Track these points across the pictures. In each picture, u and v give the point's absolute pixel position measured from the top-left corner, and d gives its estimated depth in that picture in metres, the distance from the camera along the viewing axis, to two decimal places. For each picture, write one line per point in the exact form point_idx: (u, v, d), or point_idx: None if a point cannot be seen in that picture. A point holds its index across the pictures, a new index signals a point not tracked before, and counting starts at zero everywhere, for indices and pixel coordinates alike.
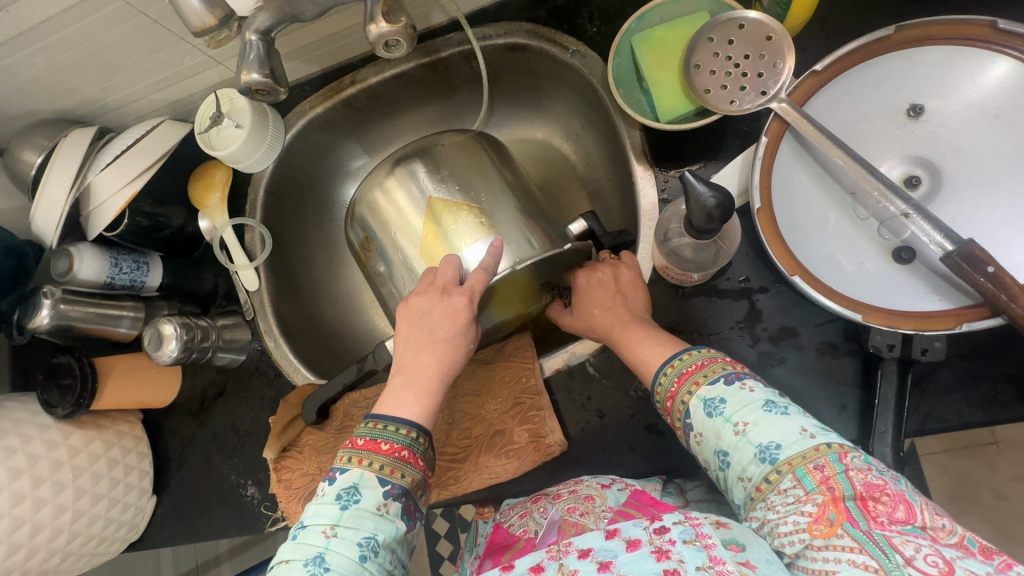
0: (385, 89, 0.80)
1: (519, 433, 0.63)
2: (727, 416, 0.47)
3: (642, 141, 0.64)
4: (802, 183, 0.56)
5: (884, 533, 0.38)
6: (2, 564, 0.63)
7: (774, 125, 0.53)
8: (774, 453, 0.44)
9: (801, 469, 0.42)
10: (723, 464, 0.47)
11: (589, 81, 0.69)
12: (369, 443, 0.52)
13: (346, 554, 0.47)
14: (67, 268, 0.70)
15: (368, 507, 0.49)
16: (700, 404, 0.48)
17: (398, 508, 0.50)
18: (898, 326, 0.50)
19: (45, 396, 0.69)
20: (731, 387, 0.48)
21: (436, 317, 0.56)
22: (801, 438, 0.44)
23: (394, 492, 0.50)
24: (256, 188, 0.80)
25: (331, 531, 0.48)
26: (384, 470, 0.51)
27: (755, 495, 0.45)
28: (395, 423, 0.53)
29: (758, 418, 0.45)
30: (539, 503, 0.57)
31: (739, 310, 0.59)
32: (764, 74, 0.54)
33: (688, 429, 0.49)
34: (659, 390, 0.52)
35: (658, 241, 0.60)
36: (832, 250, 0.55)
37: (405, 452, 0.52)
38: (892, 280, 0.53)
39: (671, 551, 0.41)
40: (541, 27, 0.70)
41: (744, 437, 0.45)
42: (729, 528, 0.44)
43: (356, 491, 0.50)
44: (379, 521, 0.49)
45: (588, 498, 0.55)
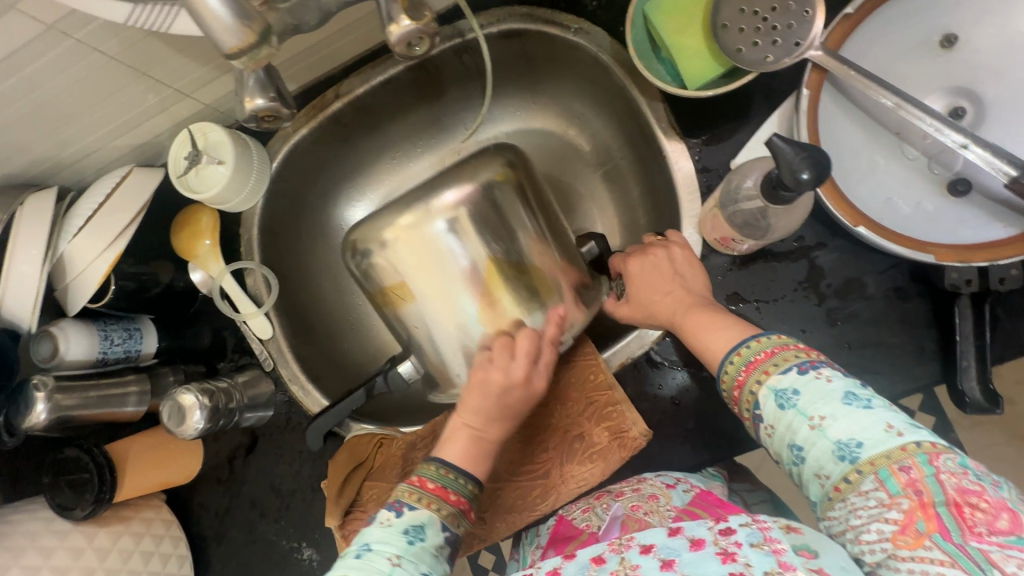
0: (373, 99, 0.73)
1: (599, 433, 0.60)
2: (802, 409, 0.41)
3: (667, 112, 0.61)
4: (846, 130, 0.54)
5: (981, 547, 0.34)
6: None
7: (813, 75, 0.52)
8: (854, 451, 0.38)
9: (885, 470, 0.37)
10: (797, 459, 0.41)
11: (596, 58, 0.66)
12: (437, 488, 0.48)
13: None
14: (53, 352, 0.62)
15: (427, 550, 0.45)
16: (770, 396, 0.42)
17: (445, 557, 0.46)
18: (972, 259, 0.49)
19: (59, 498, 0.62)
20: (805, 377, 0.41)
21: (515, 398, 0.54)
22: (886, 436, 0.38)
23: (448, 539, 0.47)
24: (249, 227, 0.73)
25: (395, 561, 0.43)
26: (445, 513, 0.47)
27: (832, 494, 0.40)
28: (464, 474, 0.50)
29: (836, 411, 0.39)
30: (601, 499, 0.56)
31: (799, 270, 0.57)
32: (794, 24, 0.51)
33: (757, 421, 0.44)
34: (724, 378, 0.46)
35: (719, 208, 0.55)
36: (886, 193, 0.54)
37: (464, 505, 0.49)
38: (949, 214, 0.53)
39: (737, 554, 0.39)
40: (536, 8, 0.66)
41: (821, 432, 0.40)
42: (800, 533, 0.41)
43: (423, 529, 0.46)
44: (435, 562, 0.45)
45: (652, 497, 0.53)
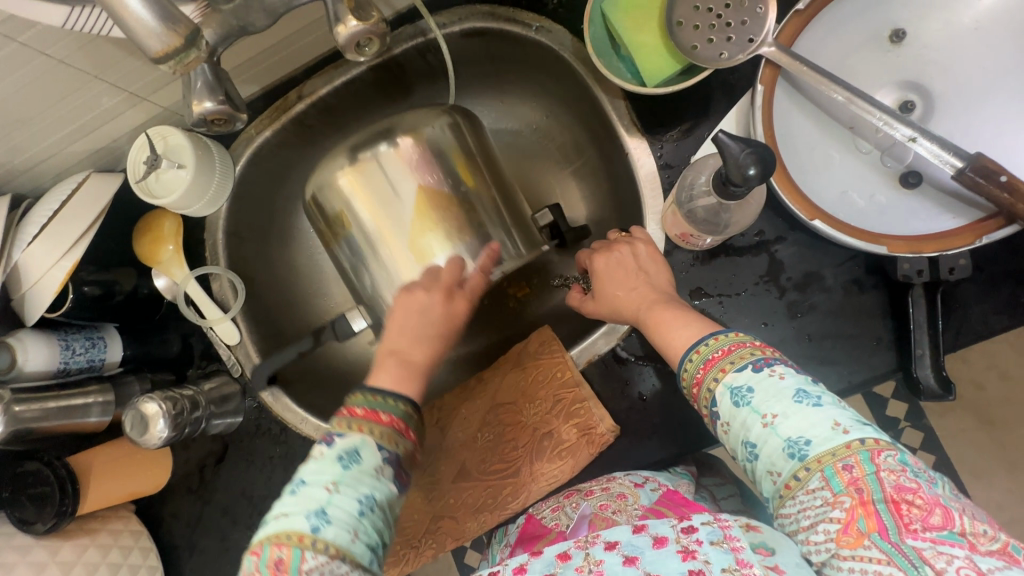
0: (337, 100, 0.72)
1: (567, 430, 0.60)
2: (755, 406, 0.41)
3: (629, 109, 0.62)
4: (801, 125, 0.55)
5: (915, 544, 0.35)
6: None
7: (766, 72, 0.53)
8: (804, 448, 0.39)
9: (831, 468, 0.38)
10: (751, 455, 0.42)
11: (559, 56, 0.66)
12: (368, 413, 0.47)
13: (343, 516, 0.42)
14: (10, 364, 0.60)
15: (363, 468, 0.44)
16: (726, 393, 0.43)
17: (389, 475, 0.45)
18: (922, 250, 0.51)
19: (20, 513, 0.61)
20: (759, 374, 0.42)
21: (437, 314, 0.55)
22: (833, 434, 0.38)
23: (390, 457, 0.45)
24: (213, 231, 0.72)
25: (333, 488, 0.43)
26: (378, 433, 0.46)
27: (783, 491, 0.40)
28: (391, 395, 0.49)
29: (788, 409, 0.40)
30: (570, 498, 0.57)
31: (760, 264, 0.58)
32: (747, 21, 0.52)
33: (715, 417, 0.44)
34: (684, 375, 0.47)
35: (679, 203, 0.56)
36: (842, 187, 0.55)
37: (402, 425, 0.48)
38: (902, 206, 0.54)
39: (697, 551, 0.40)
40: (498, 6, 0.65)
41: (772, 429, 0.40)
42: (759, 532, 0.44)
43: (357, 451, 0.45)
44: (377, 483, 0.44)
45: (621, 496, 0.53)
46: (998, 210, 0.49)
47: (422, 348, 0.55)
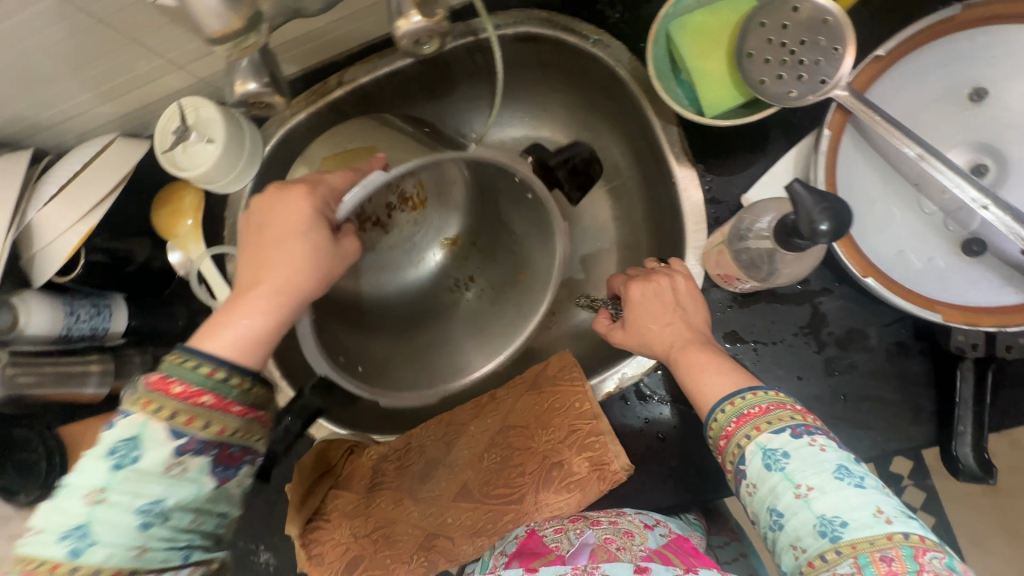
0: (377, 89, 0.70)
1: (579, 463, 0.57)
2: (789, 474, 0.39)
3: (681, 137, 0.59)
4: (864, 175, 0.52)
5: None
6: None
7: (835, 116, 0.50)
8: (837, 529, 0.36)
9: (866, 556, 0.34)
10: (775, 524, 0.39)
11: (613, 72, 0.63)
12: (161, 382, 0.38)
13: (121, 526, 0.37)
14: (11, 324, 0.58)
15: (151, 467, 0.38)
16: (758, 453, 0.40)
17: (203, 465, 0.39)
18: (978, 323, 0.48)
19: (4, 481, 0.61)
20: (798, 441, 0.39)
21: (273, 220, 0.45)
22: (874, 521, 0.35)
23: (200, 448, 0.39)
24: (235, 210, 0.70)
25: (97, 498, 0.37)
26: (177, 419, 0.38)
27: (805, 569, 0.37)
28: (198, 357, 0.39)
29: (826, 483, 0.37)
30: (575, 523, 0.53)
31: (801, 314, 0.55)
32: (823, 60, 0.49)
33: (740, 476, 0.42)
34: (713, 425, 0.45)
35: (731, 240, 0.53)
36: (900, 245, 0.52)
37: (210, 398, 0.39)
38: (962, 273, 0.51)
39: None
40: (556, 14, 0.63)
41: (805, 502, 0.37)
42: None
43: (136, 445, 0.37)
44: (171, 483, 0.38)
45: (629, 535, 0.50)
46: None
47: (276, 304, 0.44)
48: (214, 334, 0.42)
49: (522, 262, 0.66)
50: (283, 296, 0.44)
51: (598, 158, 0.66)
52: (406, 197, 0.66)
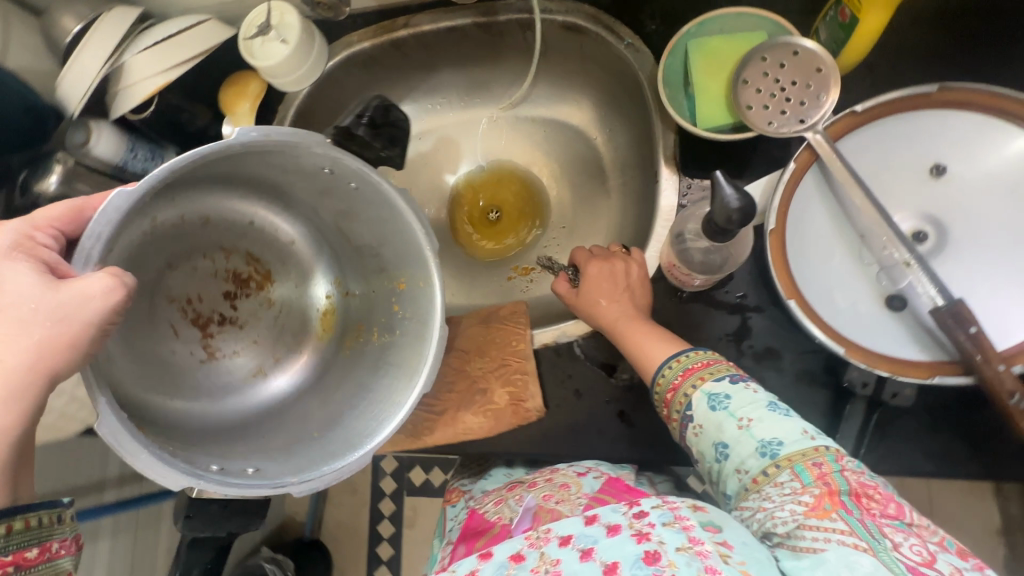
0: (436, 39, 0.79)
1: (500, 394, 0.64)
2: (731, 411, 0.48)
3: (676, 144, 0.65)
4: (818, 215, 0.58)
5: (875, 524, 0.41)
6: None
7: (804, 154, 0.56)
8: (775, 448, 0.46)
9: (800, 465, 0.44)
10: (721, 456, 0.48)
11: (636, 76, 0.71)
12: None
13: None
14: (83, 142, 0.67)
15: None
16: (703, 398, 0.50)
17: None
18: (876, 366, 0.53)
19: None
20: (736, 386, 0.49)
21: (17, 293, 0.40)
22: (803, 438, 0.46)
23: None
24: (288, 107, 0.79)
25: None
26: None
27: (749, 486, 0.46)
28: None
29: (762, 415, 0.47)
30: (513, 491, 0.59)
31: (730, 323, 0.61)
32: (806, 103, 0.56)
33: (686, 421, 0.50)
34: (661, 381, 0.53)
35: (672, 239, 0.59)
36: (831, 284, 0.57)
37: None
38: (880, 322, 0.56)
39: (651, 534, 0.43)
40: (603, 13, 0.71)
41: (747, 431, 0.47)
42: (705, 511, 0.45)
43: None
44: None
45: (564, 486, 0.57)
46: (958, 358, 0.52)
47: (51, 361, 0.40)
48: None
49: (396, 270, 0.61)
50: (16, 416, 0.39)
51: (394, 105, 0.69)
52: (245, 278, 0.64)
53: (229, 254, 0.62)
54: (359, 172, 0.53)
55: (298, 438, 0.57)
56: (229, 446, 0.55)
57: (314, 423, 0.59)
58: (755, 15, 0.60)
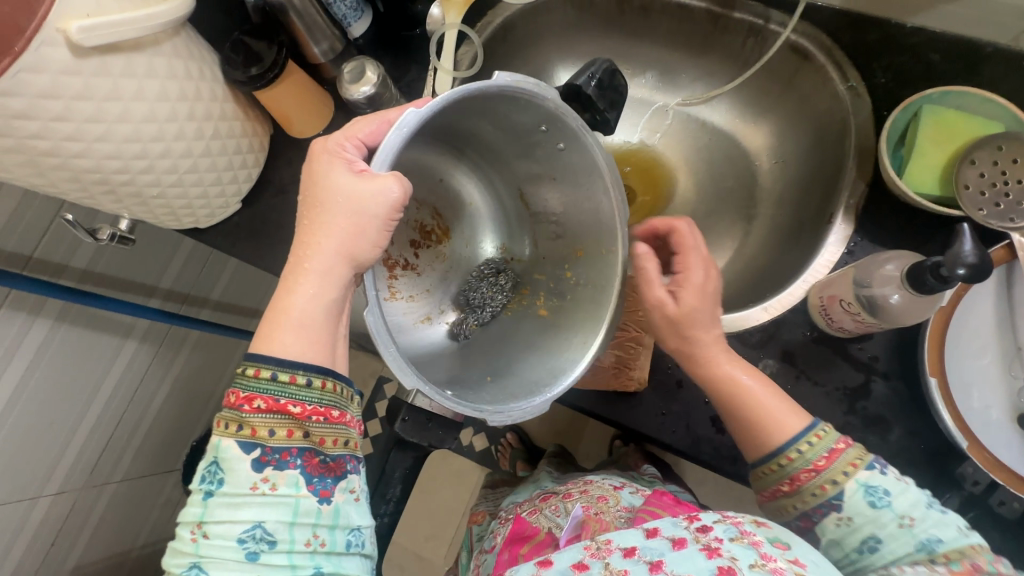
0: (661, 10, 0.79)
1: (607, 355, 0.65)
2: (895, 509, 0.50)
3: (862, 196, 0.66)
4: (982, 315, 0.58)
5: None
6: (111, 169, 0.60)
7: (1001, 250, 0.56)
8: (934, 544, 0.48)
9: (956, 561, 0.48)
10: (871, 548, 0.50)
11: (845, 120, 0.71)
12: (248, 394, 0.45)
13: (230, 557, 0.44)
14: None
15: (240, 486, 0.45)
16: (860, 488, 0.50)
17: (293, 478, 0.46)
18: (993, 471, 0.54)
19: (230, 56, 0.68)
20: (890, 477, 0.51)
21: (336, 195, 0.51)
22: (958, 535, 0.49)
23: (281, 459, 0.46)
24: (498, 14, 0.79)
25: (198, 529, 0.45)
26: (245, 432, 0.45)
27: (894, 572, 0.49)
28: (273, 366, 0.47)
29: (923, 515, 0.49)
30: (548, 503, 0.70)
31: (853, 379, 0.61)
32: (1022, 204, 0.57)
33: (836, 509, 0.51)
34: (794, 455, 0.53)
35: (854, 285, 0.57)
36: (970, 381, 0.58)
37: (309, 408, 0.47)
38: (1006, 433, 0.56)
39: (721, 549, 0.47)
40: (838, 48, 0.71)
41: (909, 530, 0.49)
42: (769, 527, 0.50)
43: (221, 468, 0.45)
44: (277, 522, 0.45)
45: (602, 498, 0.66)
46: None
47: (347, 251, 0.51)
48: (273, 338, 0.48)
49: (575, 239, 0.66)
50: (328, 288, 0.51)
51: (619, 71, 0.70)
52: (428, 229, 0.71)
53: (420, 206, 0.70)
54: (575, 131, 0.55)
55: (475, 381, 0.60)
56: (432, 375, 0.58)
57: (480, 369, 0.63)
58: (1004, 105, 0.61)
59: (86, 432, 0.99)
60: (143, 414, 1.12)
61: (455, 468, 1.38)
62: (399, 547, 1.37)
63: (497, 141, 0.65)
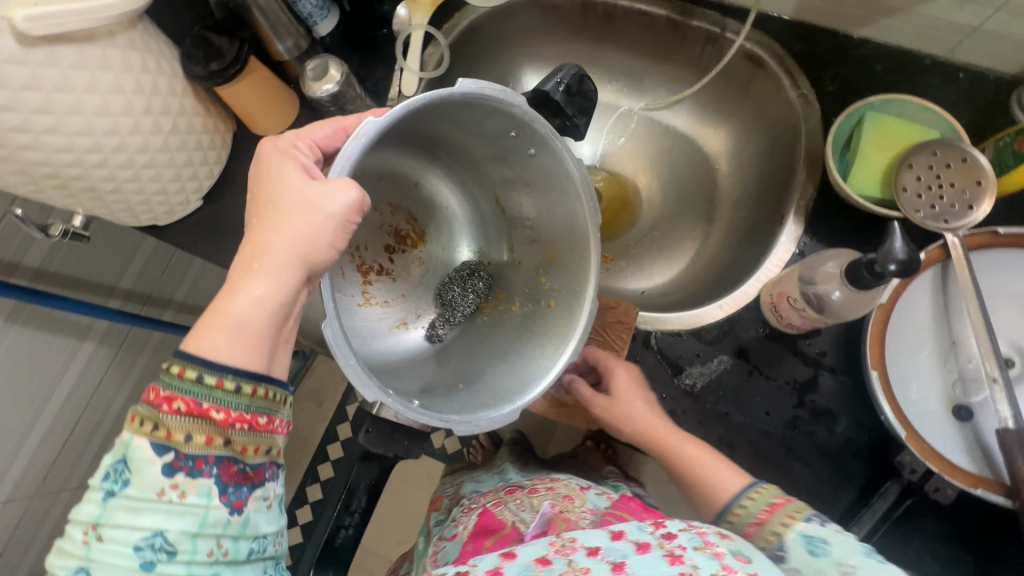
0: (623, 18, 0.81)
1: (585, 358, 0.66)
2: (834, 558, 0.45)
3: (811, 199, 0.69)
4: (920, 312, 0.61)
5: None
6: (61, 162, 0.59)
7: (936, 251, 0.60)
8: None
9: None
10: None
11: (796, 125, 0.74)
12: (167, 397, 0.43)
13: (122, 564, 0.41)
14: None
15: (145, 490, 0.42)
16: (799, 539, 0.46)
17: (205, 488, 0.43)
18: (928, 459, 0.56)
19: (189, 50, 0.67)
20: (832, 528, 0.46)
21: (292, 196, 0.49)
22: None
23: (195, 466, 0.43)
24: (464, 17, 0.80)
25: (88, 530, 0.42)
26: (159, 434, 0.42)
27: None
28: (200, 370, 0.44)
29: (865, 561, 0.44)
30: (513, 496, 0.68)
31: (802, 374, 0.64)
32: (955, 207, 0.60)
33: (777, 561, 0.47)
34: (739, 511, 0.52)
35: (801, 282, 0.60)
36: (908, 373, 0.61)
37: (234, 416, 0.45)
38: (941, 423, 0.59)
39: (684, 557, 0.45)
40: (789, 57, 0.74)
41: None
42: (732, 540, 0.47)
43: (128, 467, 0.43)
44: (180, 531, 0.42)
45: (568, 498, 0.66)
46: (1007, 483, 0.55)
47: (298, 254, 0.49)
48: (201, 340, 0.45)
49: (550, 243, 0.65)
50: (272, 297, 0.47)
51: (587, 76, 0.70)
52: (403, 234, 0.72)
53: (395, 211, 0.71)
54: (544, 137, 0.55)
55: (446, 388, 0.60)
56: (403, 380, 0.59)
57: (454, 374, 0.64)
58: (938, 111, 0.64)
59: (38, 436, 0.96)
60: (101, 419, 1.09)
61: (426, 471, 1.37)
62: (369, 550, 1.36)
63: (472, 145, 0.65)
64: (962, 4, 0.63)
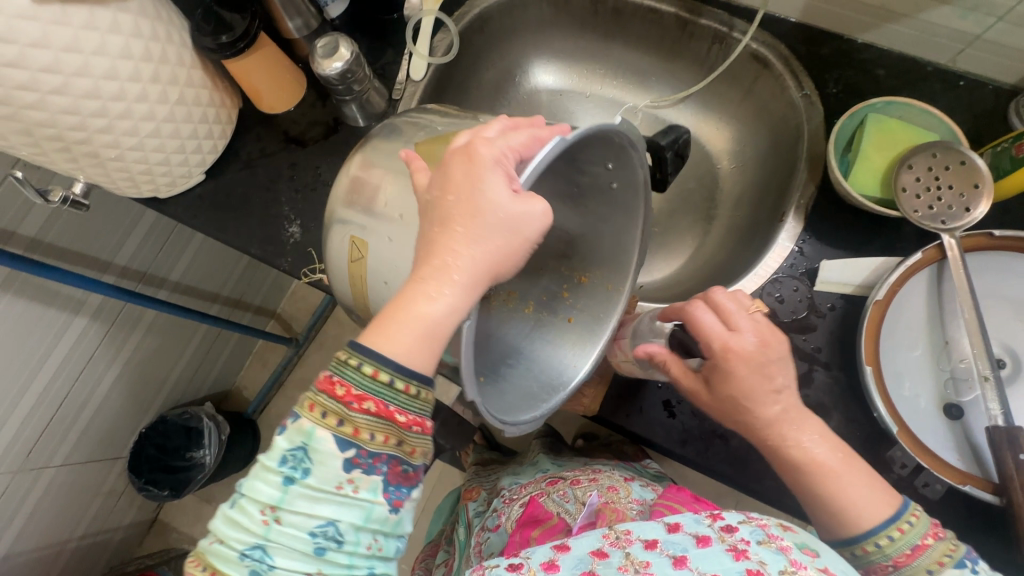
0: (632, 14, 0.82)
1: None
2: None
3: (812, 198, 0.69)
4: (914, 311, 0.62)
5: None
6: (66, 125, 0.58)
7: (932, 250, 0.60)
8: None
9: None
10: None
11: (799, 125, 0.75)
12: (354, 395, 0.40)
13: (298, 547, 0.41)
14: None
15: (327, 481, 0.41)
16: None
17: (376, 484, 0.42)
18: (916, 454, 0.56)
19: (199, 22, 0.67)
20: None
21: (478, 196, 0.43)
22: None
23: (372, 463, 0.42)
24: (475, 5, 0.80)
25: (268, 512, 0.41)
26: (347, 430, 0.41)
27: None
28: (388, 370, 0.41)
29: None
30: (558, 487, 0.71)
31: (798, 368, 0.64)
32: (951, 208, 0.61)
33: None
34: None
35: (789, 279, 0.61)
36: (901, 370, 0.62)
37: (410, 420, 0.42)
38: (934, 421, 0.60)
39: (748, 552, 0.47)
40: (794, 58, 0.75)
41: None
42: None
43: (308, 457, 0.41)
44: (349, 522, 0.42)
45: (613, 489, 0.67)
46: (994, 481, 0.56)
47: (480, 267, 0.44)
48: (389, 343, 0.42)
49: (580, 263, 0.66)
50: (466, 305, 0.44)
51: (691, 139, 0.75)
52: None
53: None
54: (638, 180, 0.55)
55: (470, 379, 0.55)
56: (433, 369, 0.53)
57: (478, 366, 0.59)
58: (940, 116, 0.65)
59: (23, 409, 0.94)
60: (88, 396, 1.07)
61: None
62: None
63: None
64: (965, 11, 0.64)
